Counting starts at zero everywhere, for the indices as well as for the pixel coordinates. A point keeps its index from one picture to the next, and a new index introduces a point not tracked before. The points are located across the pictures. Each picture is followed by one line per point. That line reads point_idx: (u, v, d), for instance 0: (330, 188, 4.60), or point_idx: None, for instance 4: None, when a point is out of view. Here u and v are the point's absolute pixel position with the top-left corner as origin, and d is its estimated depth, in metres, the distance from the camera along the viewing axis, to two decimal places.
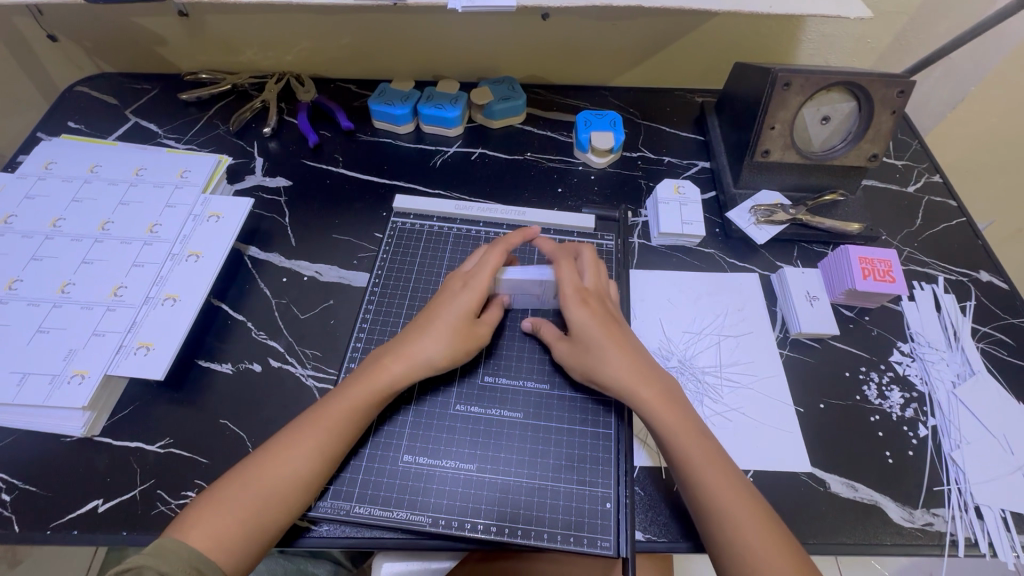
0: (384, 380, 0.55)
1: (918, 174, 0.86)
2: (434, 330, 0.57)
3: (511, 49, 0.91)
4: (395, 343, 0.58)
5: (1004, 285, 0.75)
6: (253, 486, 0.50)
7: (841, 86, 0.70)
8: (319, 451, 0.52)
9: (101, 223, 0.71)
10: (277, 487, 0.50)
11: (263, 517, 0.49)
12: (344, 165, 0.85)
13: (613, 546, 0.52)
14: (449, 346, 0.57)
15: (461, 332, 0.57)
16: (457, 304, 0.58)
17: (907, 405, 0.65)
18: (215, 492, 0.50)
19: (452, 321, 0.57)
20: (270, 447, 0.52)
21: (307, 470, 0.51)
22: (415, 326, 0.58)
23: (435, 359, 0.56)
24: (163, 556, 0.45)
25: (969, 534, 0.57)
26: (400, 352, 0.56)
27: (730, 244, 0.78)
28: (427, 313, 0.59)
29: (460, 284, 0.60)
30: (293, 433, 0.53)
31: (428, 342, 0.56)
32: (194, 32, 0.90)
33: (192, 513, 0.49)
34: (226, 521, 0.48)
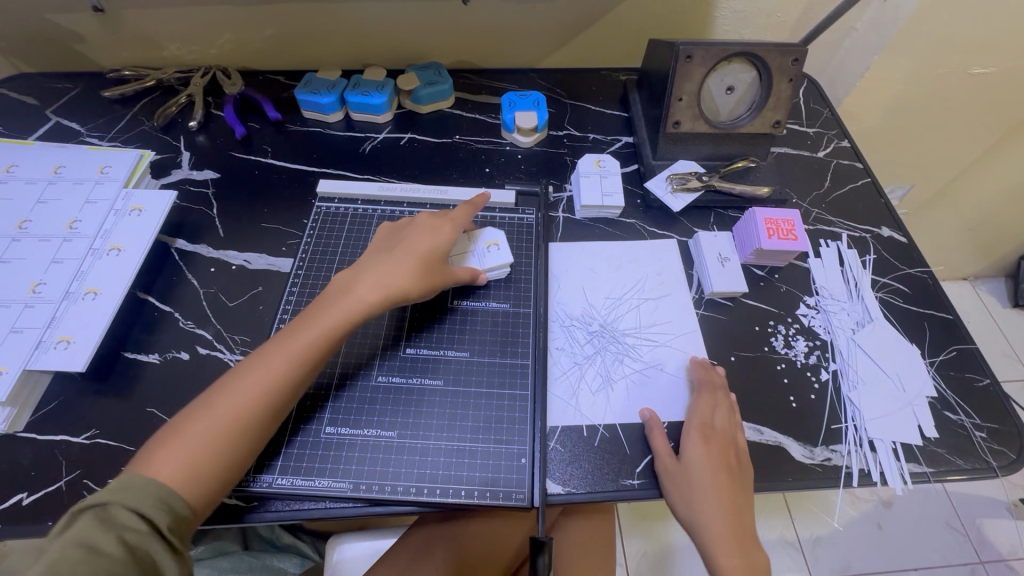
0: (353, 308, 0.57)
1: (828, 140, 0.91)
2: (406, 261, 0.61)
3: (435, 34, 0.92)
4: (364, 269, 0.61)
5: (903, 238, 0.79)
6: (219, 416, 0.51)
7: (740, 57, 0.73)
8: (285, 382, 0.54)
9: (18, 222, 0.71)
10: (245, 417, 0.51)
11: (229, 447, 0.50)
12: (273, 156, 0.86)
13: (527, 498, 0.56)
14: (420, 275, 0.61)
15: (432, 266, 0.62)
16: (430, 239, 0.63)
17: (810, 352, 0.69)
18: (178, 426, 0.50)
19: (423, 254, 0.62)
20: (237, 378, 0.53)
21: (275, 400, 0.53)
22: (383, 256, 0.62)
23: (408, 288, 0.60)
24: (130, 491, 0.46)
25: (863, 466, 0.62)
26: (370, 281, 0.59)
27: (650, 214, 0.81)
28: (397, 243, 0.63)
29: (432, 226, 0.65)
30: (261, 359, 0.54)
31: (399, 270, 0.60)
32: (111, 28, 0.89)
33: (155, 449, 0.49)
34: (191, 454, 0.49)
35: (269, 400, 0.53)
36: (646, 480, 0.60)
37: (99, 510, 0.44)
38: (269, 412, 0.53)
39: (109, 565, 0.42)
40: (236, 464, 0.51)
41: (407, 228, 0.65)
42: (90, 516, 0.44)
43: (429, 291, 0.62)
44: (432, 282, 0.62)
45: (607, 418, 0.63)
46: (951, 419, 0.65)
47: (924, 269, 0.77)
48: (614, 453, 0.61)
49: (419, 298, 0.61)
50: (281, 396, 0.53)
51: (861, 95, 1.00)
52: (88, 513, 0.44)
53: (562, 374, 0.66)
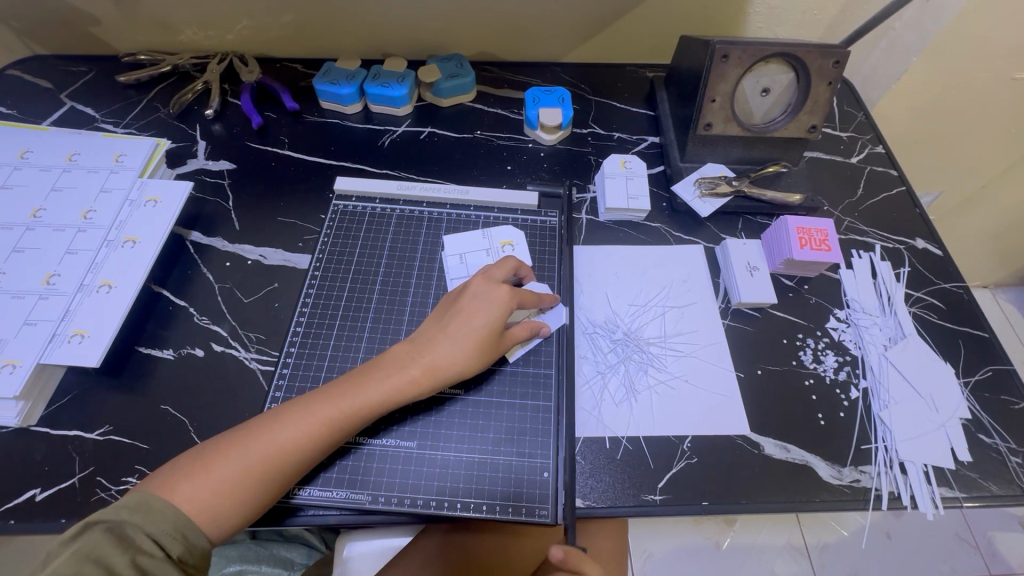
0: (401, 384, 0.54)
1: (861, 145, 0.88)
2: (463, 338, 0.56)
3: (457, 25, 0.89)
4: (418, 343, 0.57)
5: (939, 251, 0.77)
6: (245, 460, 0.49)
7: (778, 57, 0.70)
8: (318, 441, 0.52)
9: (32, 211, 0.69)
10: (270, 466, 0.50)
11: (253, 491, 0.49)
12: (289, 147, 0.84)
13: (550, 513, 0.55)
14: (475, 356, 0.56)
15: (487, 344, 0.57)
16: (490, 311, 0.57)
17: (840, 368, 0.67)
18: (203, 459, 0.49)
19: (482, 332, 0.56)
20: (268, 431, 0.51)
21: (305, 459, 0.51)
22: (438, 327, 0.57)
23: (460, 369, 0.56)
24: (148, 514, 0.46)
25: (893, 489, 0.60)
26: (423, 360, 0.55)
27: (676, 218, 0.79)
28: (453, 313, 0.58)
29: (498, 294, 0.58)
30: (298, 412, 0.52)
31: (455, 350, 0.56)
32: (127, 11, 0.86)
33: (178, 474, 0.49)
34: (215, 493, 0.48)
35: (299, 454, 0.51)
36: (668, 496, 0.58)
37: (114, 526, 0.45)
38: (296, 467, 0.51)
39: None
40: (256, 507, 0.50)
41: (464, 291, 0.59)
42: (104, 530, 0.44)
43: (480, 368, 0.57)
44: (483, 361, 0.57)
45: (632, 430, 0.62)
46: (985, 442, 0.63)
47: (960, 284, 0.74)
48: (637, 467, 0.60)
49: (468, 376, 0.57)
50: (311, 453, 0.52)
51: (896, 98, 0.96)
52: (102, 527, 0.44)
53: (585, 383, 0.65)
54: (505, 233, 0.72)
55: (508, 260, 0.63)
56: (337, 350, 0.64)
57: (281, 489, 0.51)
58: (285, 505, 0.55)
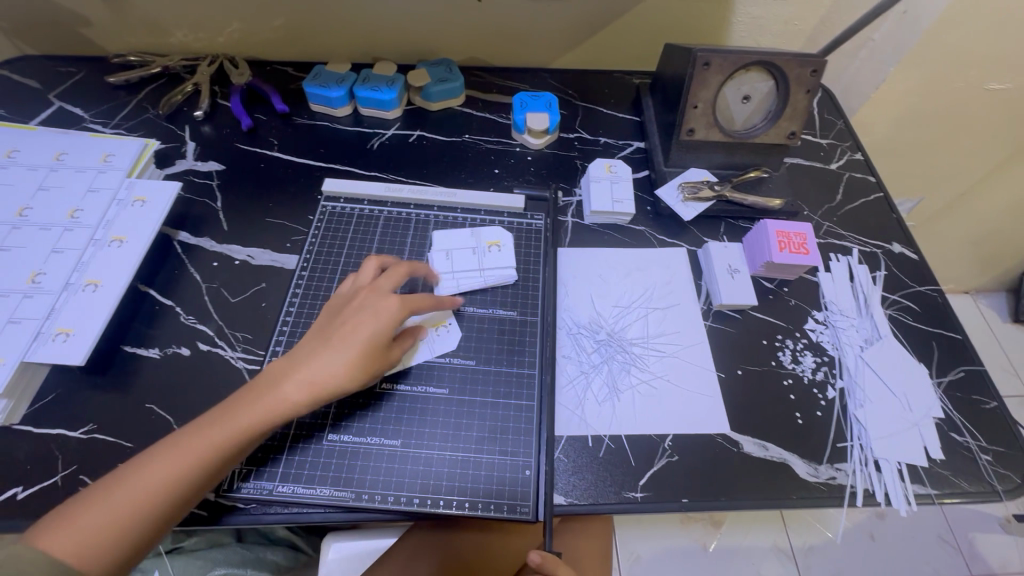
0: (280, 401, 0.53)
1: (841, 152, 0.90)
2: (345, 351, 0.55)
3: (446, 31, 0.90)
4: (297, 359, 0.56)
5: (915, 255, 0.79)
6: (128, 493, 0.48)
7: (758, 65, 0.72)
8: (195, 471, 0.50)
9: (18, 210, 0.69)
10: (152, 503, 0.48)
11: (137, 523, 0.48)
12: (279, 149, 0.84)
13: (532, 511, 0.56)
14: (354, 367, 0.55)
15: (370, 355, 0.56)
16: (373, 321, 0.56)
17: (818, 368, 0.68)
18: (86, 499, 0.48)
19: (365, 343, 0.56)
20: (141, 463, 0.50)
21: (186, 489, 0.50)
22: (320, 341, 0.56)
23: (339, 381, 0.54)
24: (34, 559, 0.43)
25: (868, 486, 0.61)
26: (301, 377, 0.54)
27: (660, 222, 0.80)
28: (336, 326, 0.57)
29: (382, 304, 0.58)
30: (177, 441, 0.51)
31: (336, 364, 0.54)
32: (117, 13, 0.87)
33: (61, 514, 0.47)
34: (100, 529, 0.47)
35: (175, 483, 0.49)
36: (649, 494, 0.59)
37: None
38: (178, 497, 0.50)
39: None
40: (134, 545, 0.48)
41: (352, 304, 0.59)
42: None
43: (366, 379, 0.56)
44: (371, 371, 0.56)
45: (614, 429, 0.63)
46: (957, 441, 0.64)
47: (935, 287, 0.76)
48: (618, 465, 0.61)
49: (351, 389, 0.55)
50: (190, 484, 0.50)
51: (875, 106, 0.99)
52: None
53: (569, 383, 0.66)
54: (493, 233, 0.73)
55: (402, 266, 0.63)
56: None
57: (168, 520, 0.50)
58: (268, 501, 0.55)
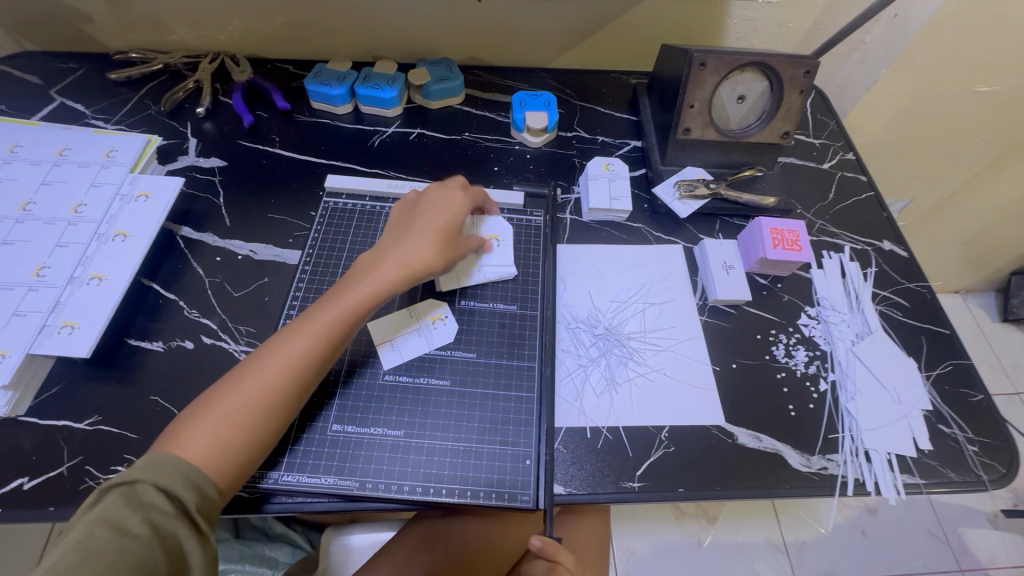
0: (380, 282, 0.60)
1: (833, 152, 0.92)
2: (427, 236, 0.63)
3: (446, 30, 0.92)
4: (385, 251, 0.63)
5: (904, 253, 0.81)
6: (249, 393, 0.52)
7: (753, 66, 0.74)
8: (312, 359, 0.55)
9: (22, 204, 0.70)
10: (278, 392, 0.53)
11: (260, 423, 0.52)
12: (280, 146, 0.85)
13: (532, 499, 0.57)
14: (440, 250, 0.64)
15: (449, 237, 0.65)
16: (443, 210, 0.65)
17: (811, 362, 0.70)
18: (209, 402, 0.52)
19: (443, 228, 0.64)
20: (256, 360, 0.54)
21: (305, 377, 0.55)
22: (402, 233, 0.64)
23: (428, 262, 0.62)
24: (159, 467, 0.47)
25: (859, 476, 0.63)
26: (395, 258, 0.62)
27: (657, 219, 0.82)
28: (414, 218, 0.65)
29: (447, 199, 0.67)
30: (290, 339, 0.56)
31: (424, 246, 0.63)
32: (119, 10, 0.87)
33: (184, 428, 0.50)
34: (232, 419, 0.51)
35: (296, 371, 0.54)
36: (646, 483, 0.60)
37: (125, 488, 0.45)
38: (300, 385, 0.54)
39: (136, 545, 0.42)
40: (264, 439, 0.52)
41: (419, 204, 0.67)
42: (118, 495, 0.44)
43: (450, 262, 0.65)
44: (451, 253, 0.65)
45: (612, 421, 0.64)
46: (944, 433, 0.66)
47: (924, 284, 0.78)
48: (616, 455, 0.62)
49: (441, 269, 0.64)
50: (307, 372, 0.55)
51: (867, 108, 1.01)
52: (116, 491, 0.44)
53: (567, 376, 0.67)
54: (496, 225, 0.74)
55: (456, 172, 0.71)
56: None
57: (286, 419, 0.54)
58: (269, 492, 0.56)
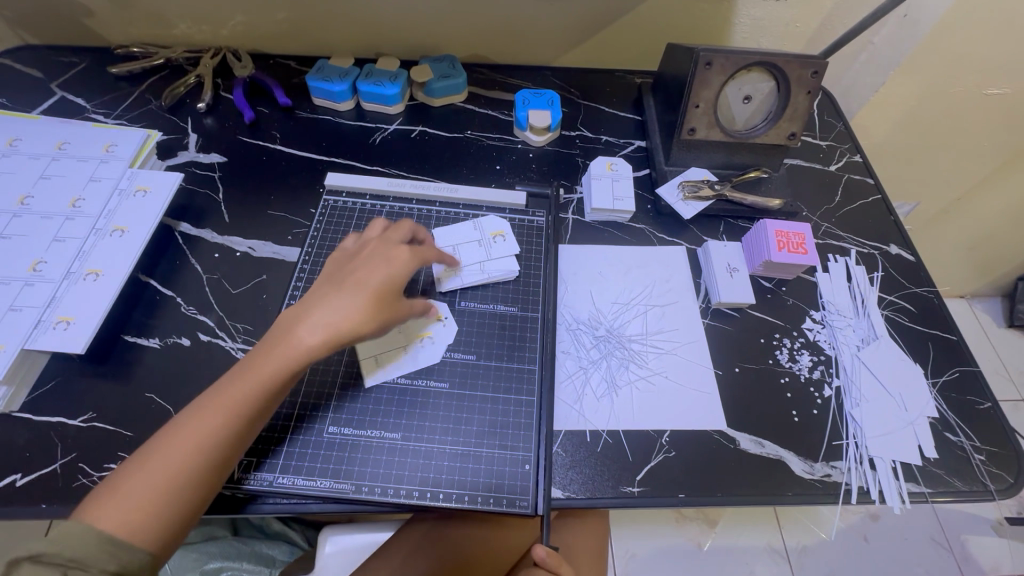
0: (299, 347, 0.52)
1: (840, 154, 0.91)
2: (359, 294, 0.55)
3: (449, 27, 0.91)
4: (304, 310, 0.55)
5: (911, 257, 0.79)
6: (158, 471, 0.47)
7: (759, 66, 0.72)
8: (220, 435, 0.49)
9: (19, 198, 0.69)
10: (183, 470, 0.48)
11: (168, 502, 0.47)
12: (281, 142, 0.85)
13: (530, 505, 0.56)
14: (376, 307, 0.55)
15: (385, 295, 0.56)
16: (384, 267, 0.57)
17: (815, 367, 0.69)
18: (114, 480, 0.47)
19: (378, 285, 0.55)
20: (163, 435, 0.49)
21: (216, 451, 0.49)
22: (329, 290, 0.56)
23: (356, 326, 0.54)
24: (73, 541, 0.43)
25: (863, 484, 0.62)
26: (317, 320, 0.53)
27: (660, 219, 0.81)
28: (347, 272, 0.57)
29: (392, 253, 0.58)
30: (193, 414, 0.50)
31: (353, 305, 0.54)
32: (121, 4, 0.86)
33: (95, 498, 0.46)
34: (134, 500, 0.46)
35: (209, 447, 0.49)
36: (646, 488, 0.59)
37: (39, 558, 0.41)
38: (208, 461, 0.49)
39: None
40: (171, 520, 0.47)
41: (355, 257, 0.59)
42: (32, 566, 0.40)
43: (387, 323, 0.56)
44: (389, 314, 0.56)
45: (612, 424, 0.63)
46: (951, 440, 0.65)
47: (931, 289, 0.77)
48: (614, 459, 0.61)
49: (376, 332, 0.55)
50: (215, 449, 0.49)
51: (875, 110, 0.99)
52: (29, 563, 0.41)
53: (568, 378, 0.66)
54: (494, 224, 0.74)
55: (403, 224, 0.64)
56: None
57: (201, 493, 0.49)
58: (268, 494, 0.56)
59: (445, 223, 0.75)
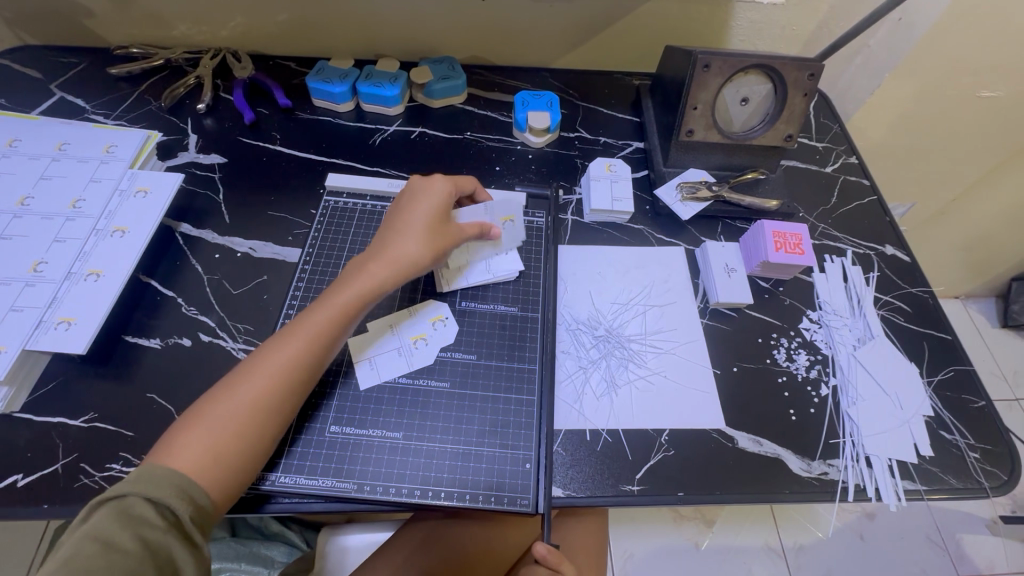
0: (368, 281, 0.60)
1: (836, 156, 0.91)
2: (415, 232, 0.63)
3: (449, 29, 0.91)
4: (372, 251, 0.63)
5: (907, 257, 0.80)
6: (244, 398, 0.52)
7: (757, 68, 0.73)
8: (302, 361, 0.55)
9: (20, 199, 0.69)
10: (269, 393, 0.53)
11: (257, 425, 0.52)
12: (281, 143, 0.85)
13: (531, 503, 0.57)
14: (430, 241, 0.63)
15: (435, 230, 0.64)
16: (430, 203, 0.65)
17: (812, 366, 0.70)
18: (202, 408, 0.52)
19: (429, 222, 0.64)
20: (250, 364, 0.55)
21: (298, 376, 0.55)
22: (390, 232, 0.64)
23: (417, 257, 0.62)
24: (152, 481, 0.46)
25: (860, 481, 0.62)
26: (383, 258, 0.62)
27: (659, 220, 0.81)
28: (399, 212, 0.65)
29: (434, 190, 0.66)
30: (276, 345, 0.56)
31: (411, 241, 0.62)
32: (121, 5, 0.86)
33: (166, 445, 0.49)
34: (224, 423, 0.51)
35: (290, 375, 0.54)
36: (645, 487, 0.60)
37: (118, 501, 0.44)
38: (289, 385, 0.54)
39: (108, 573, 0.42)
40: (258, 445, 0.52)
41: (403, 199, 0.67)
42: (110, 508, 0.44)
43: (439, 253, 0.64)
44: (441, 244, 0.64)
45: (611, 423, 0.64)
46: (946, 439, 0.66)
47: (926, 289, 0.78)
48: (614, 458, 0.61)
49: (431, 263, 0.63)
50: (298, 374, 0.55)
51: (870, 112, 1.00)
52: (107, 505, 0.44)
53: (567, 378, 0.67)
54: (507, 206, 0.71)
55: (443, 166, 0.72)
56: None
57: (285, 418, 0.54)
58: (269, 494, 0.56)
59: None
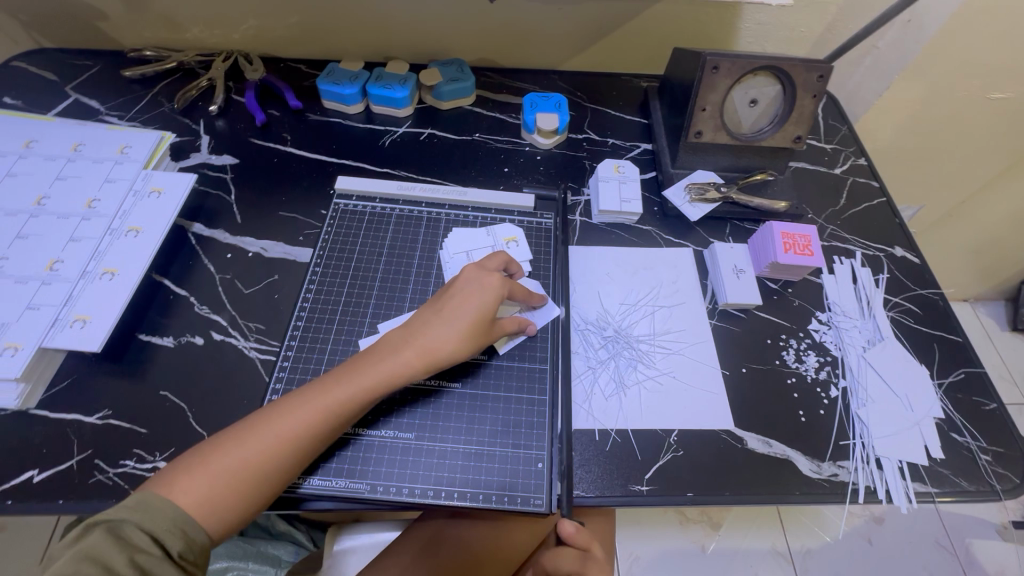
0: (398, 366, 0.57)
1: (845, 157, 0.91)
2: (457, 323, 0.59)
3: (458, 31, 0.92)
4: (408, 331, 0.59)
5: (917, 259, 0.80)
6: (251, 453, 0.50)
7: (766, 70, 0.73)
8: (314, 430, 0.53)
9: (36, 198, 0.70)
10: (275, 455, 0.51)
11: (256, 480, 0.50)
12: (292, 144, 0.86)
13: (543, 503, 0.57)
14: (469, 337, 0.59)
15: (479, 328, 0.60)
16: (482, 296, 0.60)
17: (821, 368, 0.69)
18: (208, 453, 0.50)
19: (475, 316, 0.59)
20: (266, 417, 0.52)
21: (308, 445, 0.52)
22: (431, 315, 0.60)
23: (451, 351, 0.58)
24: (147, 511, 0.45)
25: (870, 484, 0.62)
26: (418, 343, 0.58)
27: (667, 222, 0.82)
28: (446, 298, 0.61)
29: (488, 280, 0.61)
30: (295, 406, 0.53)
31: (450, 332, 0.58)
32: (134, 8, 0.88)
33: (176, 477, 0.48)
34: (226, 478, 0.48)
35: (301, 442, 0.52)
36: (655, 487, 0.60)
37: (113, 525, 0.44)
38: (297, 451, 0.52)
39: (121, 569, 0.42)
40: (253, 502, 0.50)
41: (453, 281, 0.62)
42: (102, 531, 0.44)
43: (473, 351, 0.60)
44: (478, 342, 0.60)
45: (621, 423, 0.64)
46: (958, 441, 0.66)
47: (937, 291, 0.77)
48: (624, 458, 0.61)
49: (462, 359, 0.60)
50: (308, 443, 0.52)
51: (879, 114, 1.00)
52: (99, 528, 0.44)
53: (576, 378, 0.67)
54: (507, 230, 0.75)
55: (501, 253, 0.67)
56: (337, 344, 0.66)
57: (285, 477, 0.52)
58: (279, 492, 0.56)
59: (456, 224, 0.76)
